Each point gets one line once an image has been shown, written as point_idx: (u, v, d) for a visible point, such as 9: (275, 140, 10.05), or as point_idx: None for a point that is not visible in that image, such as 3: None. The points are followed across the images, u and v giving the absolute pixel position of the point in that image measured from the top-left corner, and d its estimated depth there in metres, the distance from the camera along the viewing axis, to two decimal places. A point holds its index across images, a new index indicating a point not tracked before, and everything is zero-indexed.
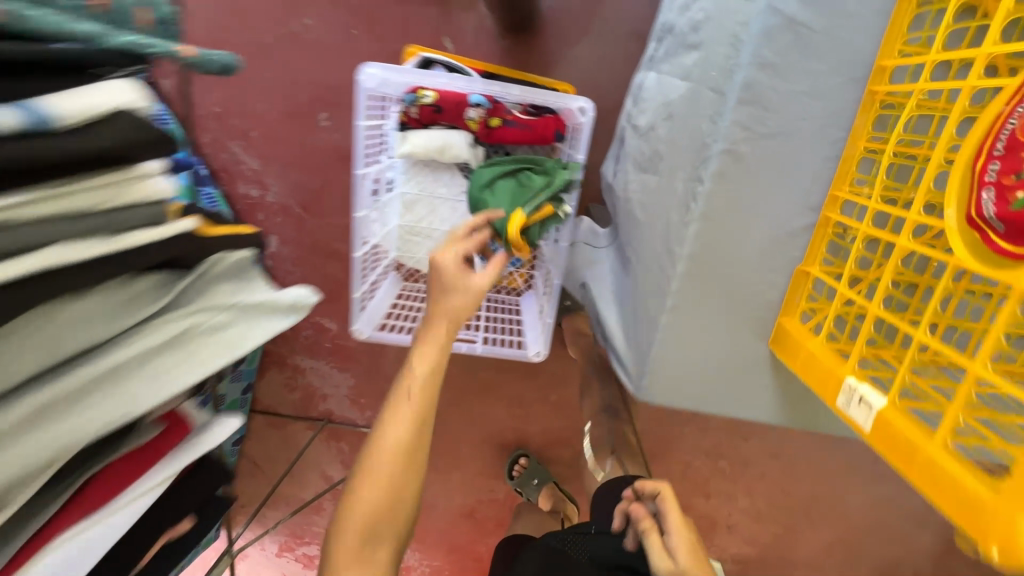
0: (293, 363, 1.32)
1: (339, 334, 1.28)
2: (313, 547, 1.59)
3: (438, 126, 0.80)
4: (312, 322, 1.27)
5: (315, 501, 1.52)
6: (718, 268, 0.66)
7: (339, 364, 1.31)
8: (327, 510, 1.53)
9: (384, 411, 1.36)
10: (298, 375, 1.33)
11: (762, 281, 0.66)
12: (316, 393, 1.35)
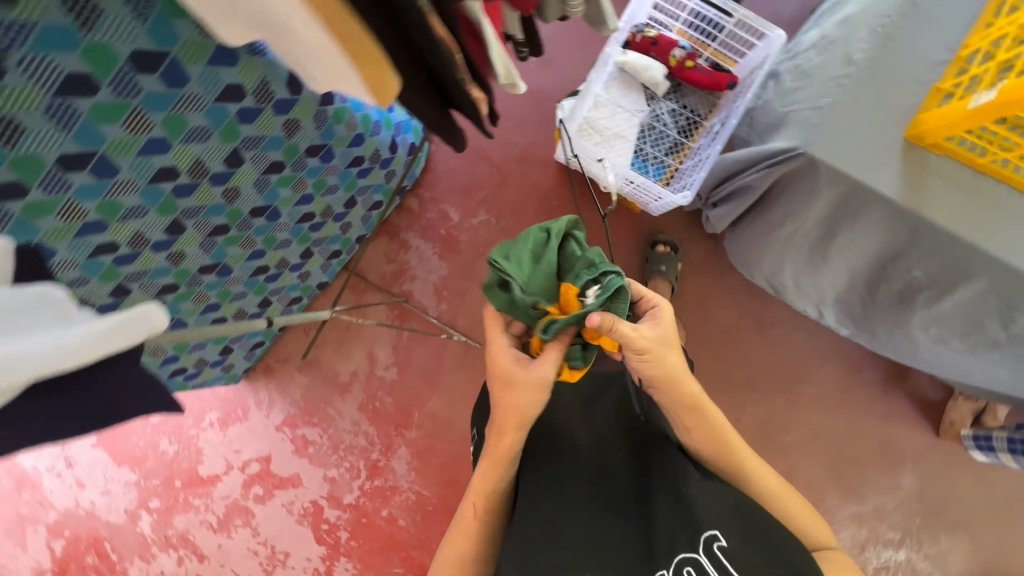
0: (402, 238, 1.51)
1: (455, 226, 1.49)
2: (315, 432, 1.59)
3: (648, 55, 1.11)
4: (437, 208, 1.49)
5: (346, 381, 1.57)
6: (892, 66, 0.69)
7: (440, 252, 1.50)
8: (351, 395, 1.57)
9: (456, 310, 1.50)
10: (401, 249, 1.51)
11: (921, 72, 0.69)
12: (407, 271, 1.51)
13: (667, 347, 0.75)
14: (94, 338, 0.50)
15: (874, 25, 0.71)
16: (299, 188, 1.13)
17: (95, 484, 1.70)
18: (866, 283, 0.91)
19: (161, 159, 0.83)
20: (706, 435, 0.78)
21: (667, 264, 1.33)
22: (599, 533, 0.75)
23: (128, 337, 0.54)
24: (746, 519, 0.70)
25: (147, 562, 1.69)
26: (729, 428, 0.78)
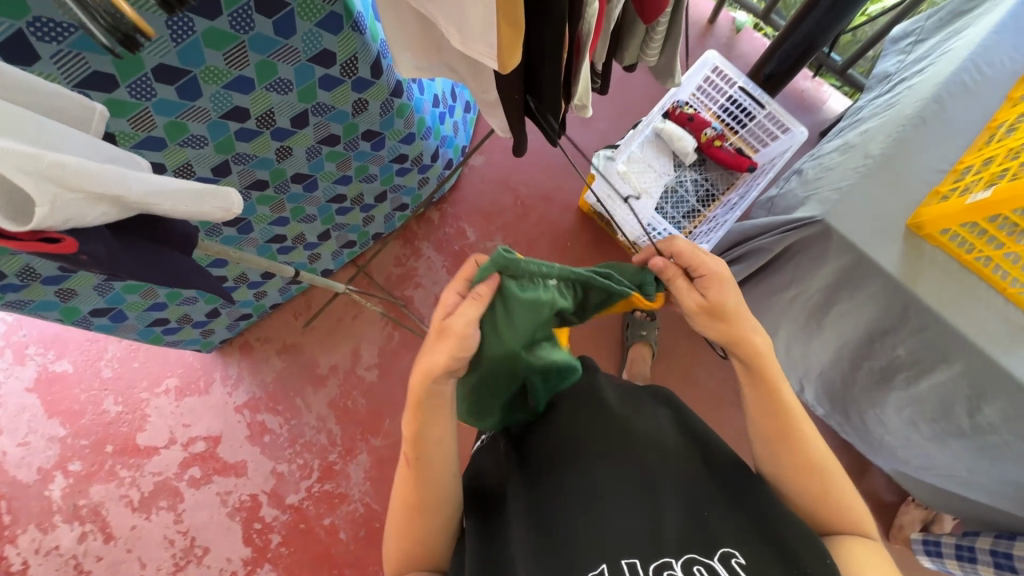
0: (416, 245, 1.55)
1: (470, 245, 1.54)
2: (276, 421, 1.52)
3: (684, 128, 1.24)
4: (456, 225, 1.55)
5: (323, 373, 1.54)
6: (904, 167, 0.83)
7: (449, 266, 1.53)
8: (323, 389, 1.53)
9: None
10: (412, 256, 1.54)
11: (925, 176, 0.82)
12: (413, 277, 1.53)
13: (735, 310, 0.69)
14: (178, 189, 0.52)
15: (893, 131, 0.86)
16: (343, 167, 1.17)
17: (14, 433, 1.55)
18: (852, 358, 0.99)
19: (240, 98, 0.88)
20: (767, 420, 0.68)
21: (648, 329, 1.41)
22: (602, 524, 0.63)
23: (209, 208, 0.55)
24: (773, 542, 0.60)
25: (43, 532, 1.51)
26: (799, 422, 0.67)
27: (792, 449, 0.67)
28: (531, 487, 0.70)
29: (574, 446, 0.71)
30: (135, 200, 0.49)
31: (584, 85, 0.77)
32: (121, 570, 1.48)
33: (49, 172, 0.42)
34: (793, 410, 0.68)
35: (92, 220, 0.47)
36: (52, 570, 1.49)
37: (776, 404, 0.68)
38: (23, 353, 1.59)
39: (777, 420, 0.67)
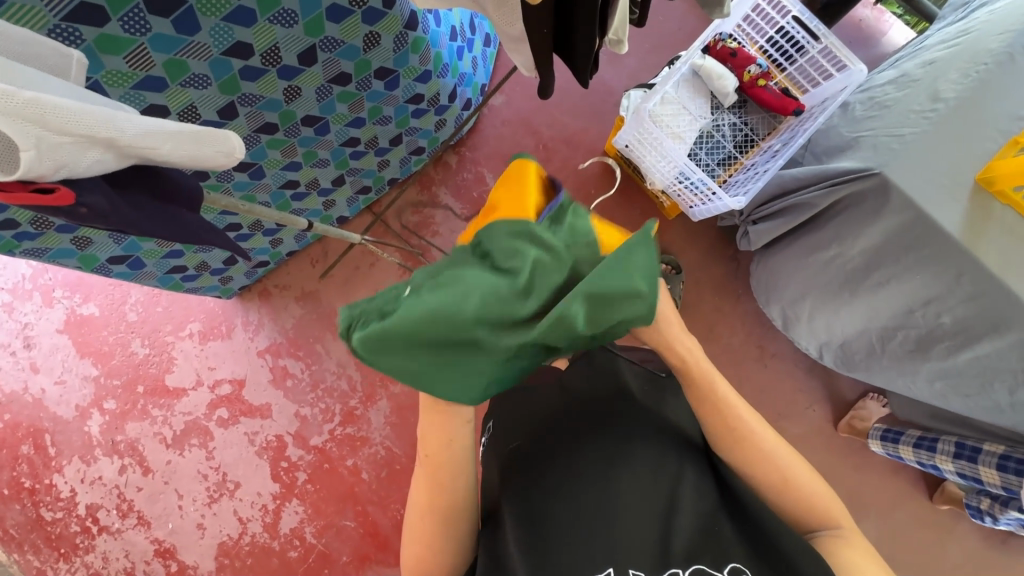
0: (433, 192, 1.49)
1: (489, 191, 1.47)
2: (297, 366, 1.54)
3: (725, 65, 1.13)
4: (475, 170, 1.48)
5: None
6: (977, 113, 0.74)
7: (468, 214, 1.47)
8: (343, 336, 1.54)
9: None
10: (429, 203, 1.49)
11: (998, 125, 0.73)
12: (431, 225, 1.48)
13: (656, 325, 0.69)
14: (173, 129, 0.49)
15: (970, 70, 0.75)
16: (355, 108, 1.10)
17: (50, 371, 1.61)
18: (884, 328, 0.92)
19: (243, 32, 0.81)
20: (718, 422, 0.65)
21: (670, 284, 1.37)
22: (604, 520, 0.62)
23: (208, 152, 0.52)
24: (769, 559, 0.59)
25: (86, 464, 1.60)
26: (749, 425, 0.64)
27: (750, 452, 0.64)
28: (534, 477, 0.69)
29: (581, 439, 0.71)
30: (126, 144, 0.46)
31: (622, 15, 0.68)
32: (160, 499, 1.58)
33: (27, 112, 0.39)
34: (740, 414, 0.65)
35: (85, 168, 0.44)
36: (98, 498, 1.60)
37: (722, 409, 0.65)
38: (51, 296, 1.62)
39: (723, 426, 0.65)
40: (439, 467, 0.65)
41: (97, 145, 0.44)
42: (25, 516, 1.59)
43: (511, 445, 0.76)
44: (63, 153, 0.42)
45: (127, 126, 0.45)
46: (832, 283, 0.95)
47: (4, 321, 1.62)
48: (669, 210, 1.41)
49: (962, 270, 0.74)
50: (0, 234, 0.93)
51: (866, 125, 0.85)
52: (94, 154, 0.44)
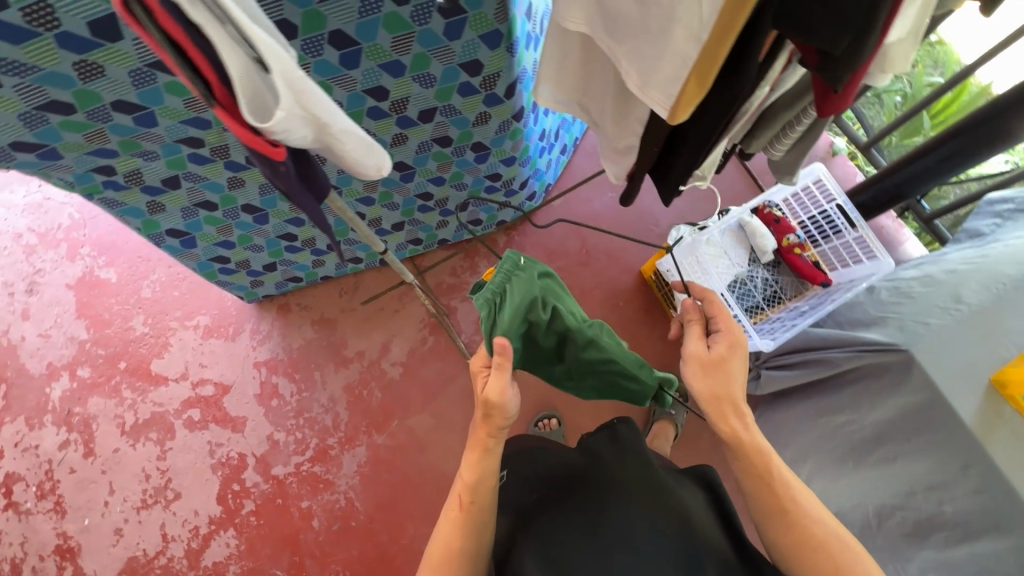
0: (475, 261, 1.58)
1: None
2: (289, 388, 1.51)
3: (768, 227, 1.27)
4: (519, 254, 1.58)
5: (348, 355, 1.53)
6: (996, 324, 0.84)
7: None
8: (344, 371, 1.52)
9: None
10: (469, 270, 1.56)
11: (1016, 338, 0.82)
12: (463, 290, 1.55)
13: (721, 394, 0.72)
14: (361, 137, 0.58)
15: (991, 286, 0.87)
16: (443, 169, 1.22)
17: (39, 322, 1.57)
18: (876, 512, 0.91)
19: (387, 80, 0.93)
20: (766, 496, 0.68)
21: (677, 409, 1.43)
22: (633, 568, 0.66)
23: (371, 162, 0.61)
24: None
25: (29, 428, 1.50)
26: (807, 520, 0.66)
27: (815, 542, 0.64)
28: (565, 524, 0.74)
29: (604, 495, 0.76)
30: (332, 132, 0.54)
31: (711, 160, 0.80)
32: (90, 489, 1.46)
33: (295, 78, 0.47)
34: (803, 502, 0.66)
35: (295, 137, 0.52)
36: (24, 469, 1.48)
37: (789, 492, 0.67)
38: (76, 250, 1.62)
39: (778, 510, 0.67)
40: (477, 511, 0.71)
41: (315, 122, 0.52)
42: None
43: (541, 495, 0.81)
44: (295, 118, 0.50)
45: (341, 120, 0.54)
46: (838, 452, 0.98)
47: (19, 262, 1.61)
48: None
49: (969, 460, 0.79)
50: (93, 177, 0.98)
51: (895, 311, 0.94)
52: (308, 128, 0.52)
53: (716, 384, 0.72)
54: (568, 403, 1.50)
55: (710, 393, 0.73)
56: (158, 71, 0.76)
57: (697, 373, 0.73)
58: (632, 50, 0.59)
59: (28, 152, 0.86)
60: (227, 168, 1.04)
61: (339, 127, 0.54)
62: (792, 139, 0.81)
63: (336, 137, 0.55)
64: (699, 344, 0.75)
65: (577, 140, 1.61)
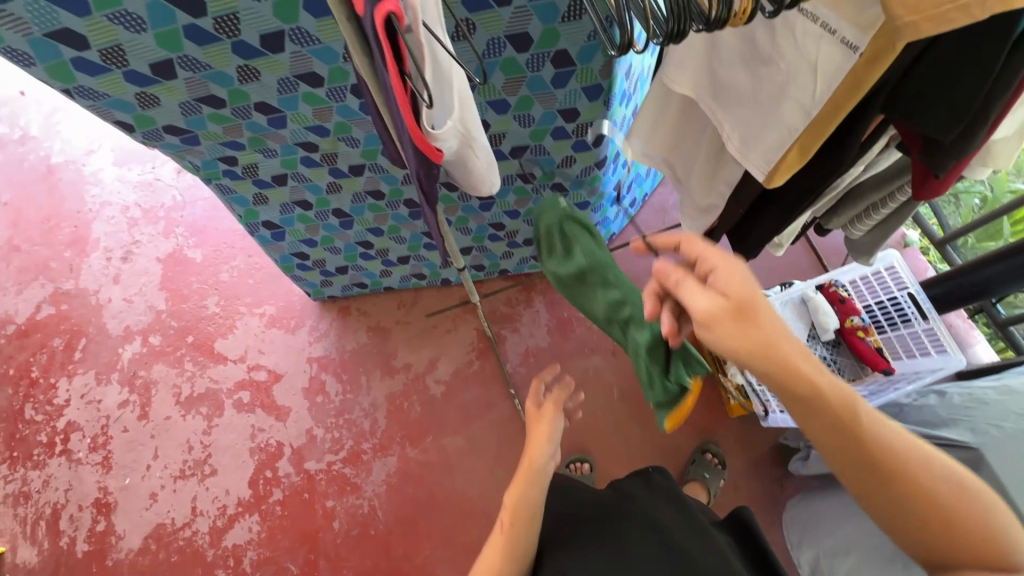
0: (531, 295, 1.62)
1: (578, 317, 1.59)
2: (335, 387, 1.57)
3: (832, 306, 1.26)
4: None
5: (395, 365, 1.58)
6: None
7: (552, 327, 1.59)
8: (389, 380, 1.56)
9: (531, 378, 1.54)
10: (524, 302, 1.61)
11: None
12: (515, 321, 1.60)
13: (773, 355, 0.53)
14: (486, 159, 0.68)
15: None
16: (520, 203, 1.29)
17: (126, 288, 1.72)
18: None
19: (492, 115, 1.02)
20: (861, 478, 0.57)
21: (711, 474, 1.40)
22: None
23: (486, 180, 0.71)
24: None
25: (97, 382, 1.62)
26: (895, 470, 0.56)
27: (902, 489, 0.56)
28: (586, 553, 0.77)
29: (621, 527, 0.79)
30: (473, 148, 0.64)
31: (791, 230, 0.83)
32: (136, 450, 1.54)
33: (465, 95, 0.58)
34: (890, 449, 0.56)
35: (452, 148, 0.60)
36: (83, 419, 1.58)
37: (874, 443, 0.56)
38: (172, 229, 1.77)
39: (868, 472, 0.56)
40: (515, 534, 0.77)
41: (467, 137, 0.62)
42: (12, 402, 1.60)
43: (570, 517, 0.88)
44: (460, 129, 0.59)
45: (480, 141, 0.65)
46: (885, 547, 0.94)
47: (122, 231, 1.78)
48: (733, 409, 1.46)
49: None
50: (217, 165, 1.09)
51: (967, 411, 0.92)
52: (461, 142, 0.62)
53: (756, 337, 0.54)
54: (601, 451, 1.48)
55: (750, 352, 0.54)
56: (302, 82, 0.88)
57: (728, 331, 0.55)
58: (741, 119, 0.65)
59: (175, 135, 0.98)
60: (330, 174, 1.14)
61: (478, 144, 0.64)
62: (874, 221, 0.82)
63: (472, 153, 0.65)
64: (712, 297, 0.56)
65: (646, 195, 1.66)
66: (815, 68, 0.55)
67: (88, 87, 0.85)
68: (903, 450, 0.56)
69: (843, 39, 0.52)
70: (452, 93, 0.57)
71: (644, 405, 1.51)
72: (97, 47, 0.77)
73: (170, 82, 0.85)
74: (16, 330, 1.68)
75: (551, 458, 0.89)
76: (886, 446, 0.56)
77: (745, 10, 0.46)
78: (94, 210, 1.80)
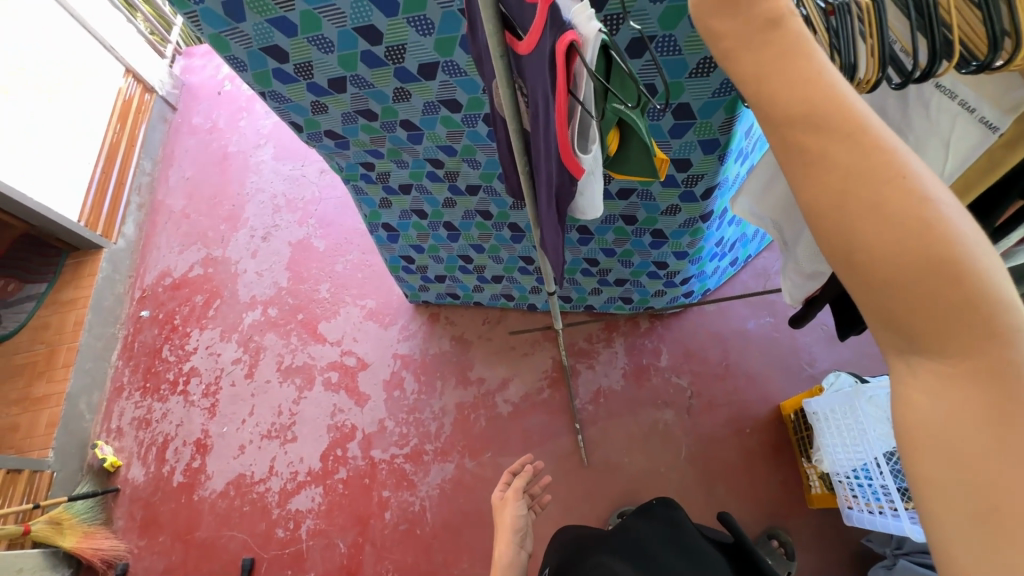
0: (612, 336, 1.63)
1: (656, 367, 1.56)
2: (412, 386, 1.67)
3: None
4: (656, 343, 1.59)
5: (470, 377, 1.65)
6: None
7: (627, 371, 1.57)
8: (461, 390, 1.64)
9: (596, 418, 1.53)
10: (604, 341, 1.62)
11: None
12: (591, 358, 1.60)
13: (759, 58, 0.37)
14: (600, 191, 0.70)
15: None
16: (619, 243, 1.32)
17: (260, 263, 1.98)
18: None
19: None
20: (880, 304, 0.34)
21: (775, 562, 1.29)
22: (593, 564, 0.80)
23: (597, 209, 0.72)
24: None
25: (220, 338, 1.87)
26: (889, 274, 0.33)
27: (908, 278, 0.33)
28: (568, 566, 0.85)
29: (600, 542, 0.87)
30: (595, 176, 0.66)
31: None
32: (237, 404, 1.75)
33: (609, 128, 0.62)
34: (911, 227, 0.32)
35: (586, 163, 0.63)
36: (204, 367, 1.83)
37: (856, 174, 0.33)
38: (306, 219, 2.03)
39: (828, 206, 0.34)
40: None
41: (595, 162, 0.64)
42: (156, 341, 1.90)
43: (576, 544, 0.91)
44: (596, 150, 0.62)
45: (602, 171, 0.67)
46: None
47: (266, 214, 2.07)
48: (813, 498, 1.34)
49: None
50: (359, 169, 1.25)
51: None
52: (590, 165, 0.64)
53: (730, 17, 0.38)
54: None
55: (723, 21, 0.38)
56: (444, 106, 1.00)
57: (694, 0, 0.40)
58: None
59: (332, 139, 1.15)
60: (449, 189, 1.26)
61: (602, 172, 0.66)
62: None
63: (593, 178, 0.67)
64: None
65: (749, 256, 1.61)
66: (946, 144, 0.55)
67: (279, 92, 1.04)
68: (933, 242, 0.32)
69: (981, 118, 0.52)
70: (595, 129, 0.60)
71: (713, 472, 1.43)
72: (293, 61, 0.95)
73: (340, 95, 1.01)
74: (172, 282, 2.00)
75: (520, 549, 1.11)
76: (896, 217, 0.33)
77: (871, 81, 0.46)
78: (251, 193, 2.12)
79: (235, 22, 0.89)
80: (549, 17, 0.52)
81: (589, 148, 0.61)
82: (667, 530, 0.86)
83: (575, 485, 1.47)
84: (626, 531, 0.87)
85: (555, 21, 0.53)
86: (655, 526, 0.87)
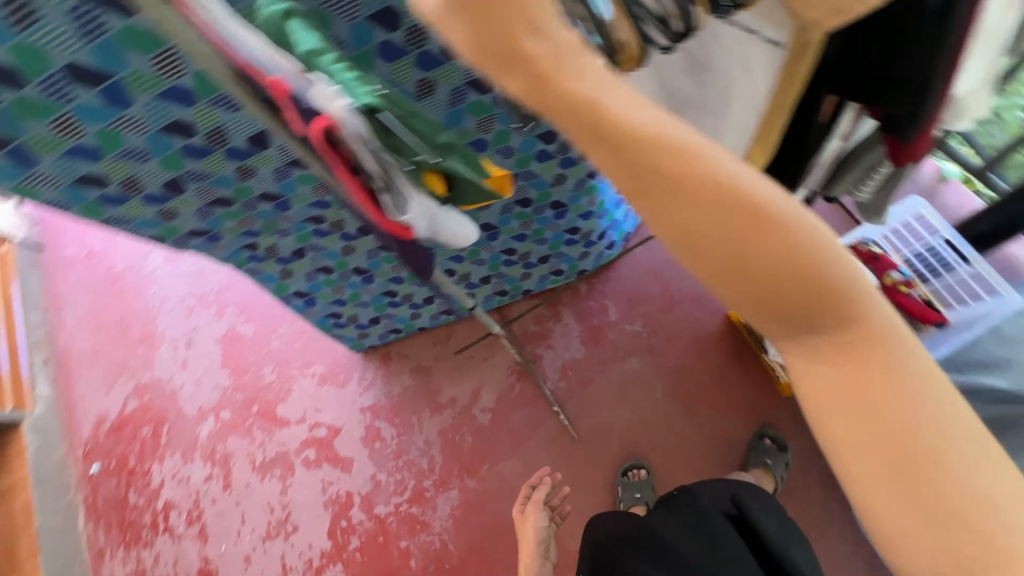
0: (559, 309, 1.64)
1: (608, 323, 1.59)
2: (389, 431, 1.64)
3: (867, 265, 1.20)
4: (601, 300, 1.62)
5: (441, 401, 1.63)
6: None
7: (584, 338, 1.59)
8: (437, 417, 1.62)
9: (571, 392, 1.55)
10: (552, 317, 1.63)
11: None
12: (547, 338, 1.61)
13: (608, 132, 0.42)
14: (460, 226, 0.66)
15: None
16: (524, 226, 1.32)
17: (194, 371, 1.88)
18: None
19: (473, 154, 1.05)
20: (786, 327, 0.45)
21: (773, 459, 1.35)
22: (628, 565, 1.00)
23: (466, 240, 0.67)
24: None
25: (183, 462, 1.78)
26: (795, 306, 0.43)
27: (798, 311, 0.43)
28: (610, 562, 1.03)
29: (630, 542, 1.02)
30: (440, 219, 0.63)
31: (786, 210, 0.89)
32: (225, 518, 1.68)
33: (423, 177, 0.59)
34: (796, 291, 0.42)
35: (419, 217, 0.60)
36: (178, 497, 1.74)
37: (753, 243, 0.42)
38: (223, 310, 1.93)
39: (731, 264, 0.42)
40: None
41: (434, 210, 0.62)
42: (118, 491, 1.79)
43: (614, 536, 1.06)
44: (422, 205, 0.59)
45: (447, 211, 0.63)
46: None
47: (181, 321, 1.96)
48: (784, 387, 1.41)
49: None
50: (242, 252, 1.18)
51: None
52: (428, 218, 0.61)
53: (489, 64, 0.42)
54: (657, 454, 1.46)
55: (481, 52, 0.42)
56: (293, 167, 0.95)
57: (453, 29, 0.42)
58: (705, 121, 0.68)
59: (199, 237, 1.08)
60: (341, 239, 1.21)
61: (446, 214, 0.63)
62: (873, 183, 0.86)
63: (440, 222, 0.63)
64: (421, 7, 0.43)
65: None
66: (748, 66, 0.61)
67: (118, 214, 0.96)
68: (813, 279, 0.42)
69: (765, 38, 0.58)
70: (406, 187, 0.58)
71: (692, 398, 1.48)
72: (116, 180, 0.88)
73: (183, 195, 0.95)
74: (110, 426, 1.87)
75: (545, 558, 1.27)
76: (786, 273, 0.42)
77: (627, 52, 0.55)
78: (156, 305, 1.99)
79: (31, 166, 0.81)
80: (301, 117, 0.54)
81: (408, 207, 0.59)
82: (685, 511, 1.04)
83: (576, 461, 1.50)
84: (654, 529, 1.02)
85: (308, 117, 0.54)
86: (670, 513, 1.05)
